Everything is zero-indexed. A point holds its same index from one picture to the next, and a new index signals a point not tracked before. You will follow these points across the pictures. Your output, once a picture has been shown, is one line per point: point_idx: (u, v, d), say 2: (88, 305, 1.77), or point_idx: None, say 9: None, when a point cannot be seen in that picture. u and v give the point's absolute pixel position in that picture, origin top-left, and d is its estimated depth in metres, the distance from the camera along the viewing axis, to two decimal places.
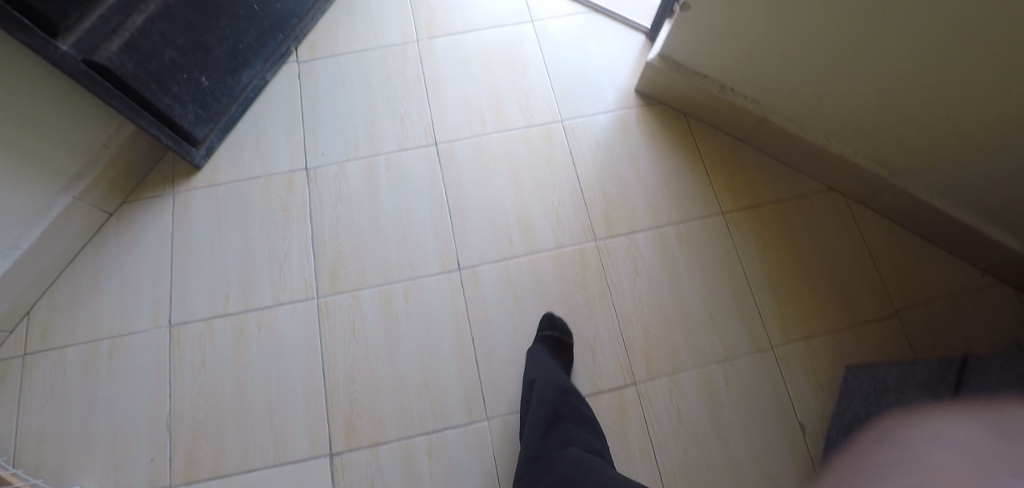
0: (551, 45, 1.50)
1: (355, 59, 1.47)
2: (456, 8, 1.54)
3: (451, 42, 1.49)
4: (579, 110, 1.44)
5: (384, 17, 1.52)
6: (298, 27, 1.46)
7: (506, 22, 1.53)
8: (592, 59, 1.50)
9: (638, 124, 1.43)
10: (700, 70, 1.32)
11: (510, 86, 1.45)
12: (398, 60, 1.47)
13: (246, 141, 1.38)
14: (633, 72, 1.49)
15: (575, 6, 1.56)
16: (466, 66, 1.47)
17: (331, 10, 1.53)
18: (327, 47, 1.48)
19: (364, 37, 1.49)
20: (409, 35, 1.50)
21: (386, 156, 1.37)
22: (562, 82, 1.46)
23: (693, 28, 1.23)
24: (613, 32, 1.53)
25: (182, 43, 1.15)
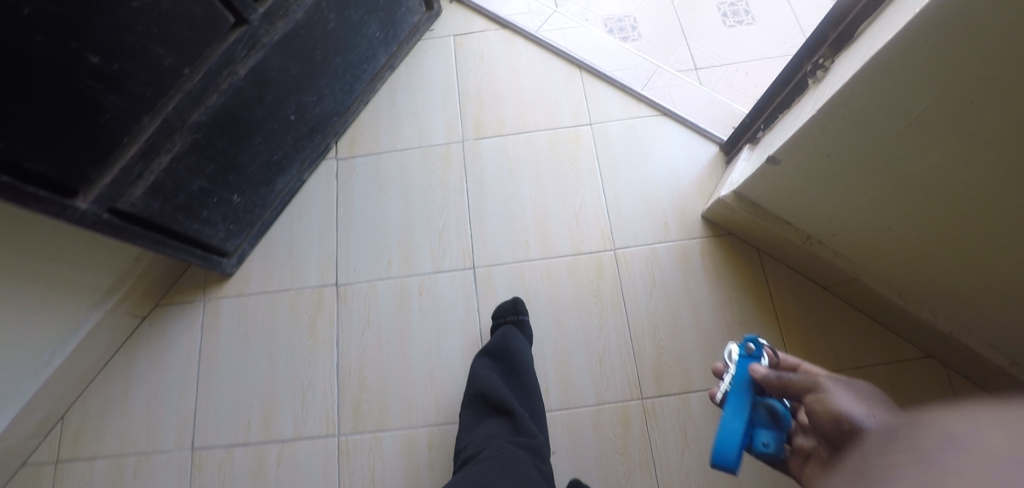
0: (610, 154, 1.35)
1: (397, 156, 1.39)
2: (507, 104, 1.41)
3: (501, 146, 1.38)
4: (634, 237, 1.29)
5: (429, 109, 1.42)
6: (340, 123, 1.38)
7: (561, 123, 1.38)
8: (654, 172, 1.33)
9: (704, 259, 1.27)
10: (783, 218, 1.13)
11: (559, 203, 1.32)
12: (440, 162, 1.37)
13: (278, 249, 1.31)
14: (700, 192, 1.32)
15: (642, 106, 1.38)
16: (515, 175, 1.35)
17: (376, 100, 1.44)
18: (368, 140, 1.40)
19: (406, 132, 1.40)
20: (455, 134, 1.39)
21: (419, 278, 1.27)
22: (617, 200, 1.32)
23: (777, 181, 1.05)
24: (681, 141, 1.35)
25: (213, 171, 1.08)
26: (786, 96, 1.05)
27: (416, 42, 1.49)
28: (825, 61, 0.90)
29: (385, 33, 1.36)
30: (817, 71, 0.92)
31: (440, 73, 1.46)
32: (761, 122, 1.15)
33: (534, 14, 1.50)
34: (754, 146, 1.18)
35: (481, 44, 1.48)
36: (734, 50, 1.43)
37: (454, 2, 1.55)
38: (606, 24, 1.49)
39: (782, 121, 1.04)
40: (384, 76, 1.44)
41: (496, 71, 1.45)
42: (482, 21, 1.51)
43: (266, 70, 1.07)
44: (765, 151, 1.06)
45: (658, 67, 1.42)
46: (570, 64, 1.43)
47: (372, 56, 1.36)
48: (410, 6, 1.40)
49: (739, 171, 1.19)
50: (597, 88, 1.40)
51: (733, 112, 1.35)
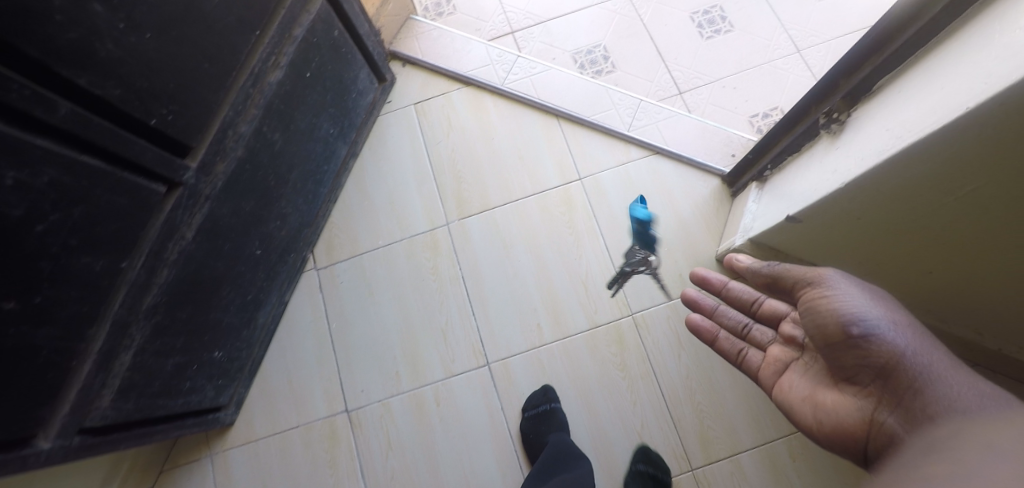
0: (608, 208, 1.25)
1: (381, 253, 1.27)
2: (487, 173, 1.30)
3: (488, 221, 1.26)
4: (649, 296, 1.19)
5: (405, 193, 1.31)
6: (312, 230, 1.26)
7: (549, 184, 1.27)
8: (658, 220, 1.23)
9: None
10: (807, 260, 1.03)
11: (564, 273, 1.22)
12: (429, 252, 1.26)
13: (276, 383, 1.21)
14: (709, 232, 1.22)
15: (632, 149, 1.28)
16: (509, 253, 1.24)
17: (346, 194, 1.31)
18: (346, 241, 1.29)
19: (386, 224, 1.29)
20: (438, 217, 1.28)
21: (433, 387, 1.18)
22: (625, 259, 1.22)
23: (797, 234, 0.94)
24: (679, 179, 1.25)
25: (184, 342, 0.97)
26: (790, 140, 0.94)
27: (376, 119, 1.36)
28: (839, 115, 0.79)
29: (340, 125, 1.23)
30: (829, 124, 0.81)
31: (408, 150, 1.34)
32: (766, 161, 1.04)
33: (498, 63, 1.37)
34: (761, 184, 1.09)
35: (445, 108, 1.35)
36: (716, 64, 1.34)
37: (407, 64, 1.40)
38: (576, 59, 1.38)
39: (793, 167, 0.94)
40: (349, 166, 1.32)
41: (467, 137, 1.33)
42: (443, 82, 1.38)
43: (217, 220, 0.94)
44: (778, 203, 0.96)
45: (641, 100, 1.32)
46: (547, 114, 1.33)
47: (331, 153, 1.23)
48: (361, 87, 1.26)
49: (750, 214, 1.08)
50: (580, 136, 1.30)
51: (729, 137, 1.26)
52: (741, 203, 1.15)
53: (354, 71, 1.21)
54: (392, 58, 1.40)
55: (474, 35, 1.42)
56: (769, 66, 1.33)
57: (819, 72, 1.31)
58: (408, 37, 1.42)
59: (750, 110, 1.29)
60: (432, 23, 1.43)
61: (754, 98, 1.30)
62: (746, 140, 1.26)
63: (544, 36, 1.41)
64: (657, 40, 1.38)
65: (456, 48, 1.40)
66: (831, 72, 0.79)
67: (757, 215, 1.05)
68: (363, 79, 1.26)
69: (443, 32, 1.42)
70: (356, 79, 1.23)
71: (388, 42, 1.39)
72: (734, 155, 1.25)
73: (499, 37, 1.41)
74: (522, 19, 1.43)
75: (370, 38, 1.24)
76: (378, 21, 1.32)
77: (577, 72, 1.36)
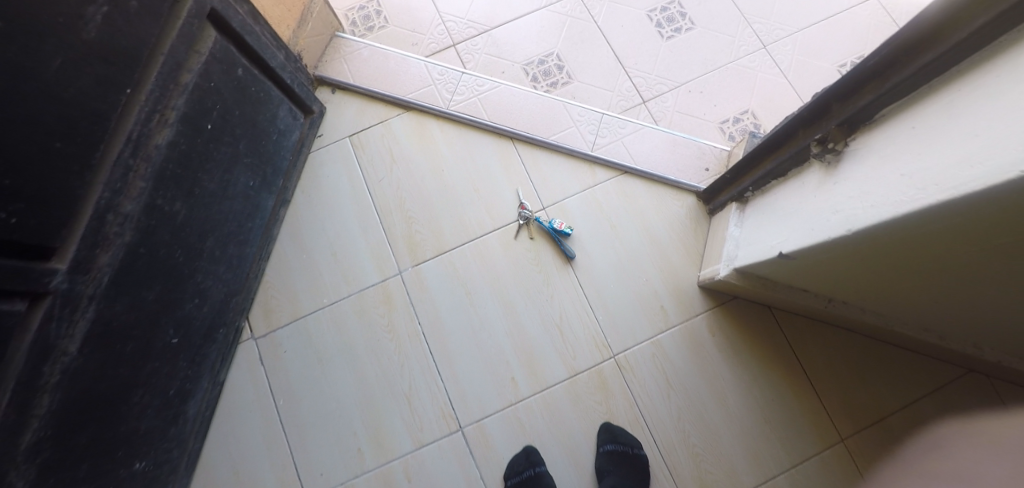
0: (578, 239, 1.13)
1: (326, 313, 1.12)
2: (440, 210, 1.15)
3: (445, 266, 1.12)
4: (632, 336, 1.07)
5: (348, 241, 1.15)
6: (243, 295, 1.09)
7: (511, 217, 1.14)
8: (632, 248, 1.12)
9: (714, 336, 1.07)
10: (801, 287, 0.93)
11: (536, 317, 1.09)
12: (382, 307, 1.11)
13: (220, 477, 1.05)
14: (689, 256, 1.11)
15: (597, 172, 1.16)
16: (473, 300, 1.10)
17: (280, 248, 1.15)
18: (286, 302, 1.13)
19: (330, 279, 1.13)
20: (388, 266, 1.13)
21: (402, 462, 1.04)
22: (602, 295, 1.09)
23: (791, 271, 0.83)
24: (651, 200, 1.14)
25: (90, 469, 0.81)
26: (778, 161, 0.82)
27: (307, 157, 1.18)
28: (834, 145, 0.67)
29: (263, 174, 1.05)
30: (822, 153, 0.69)
31: (347, 191, 1.17)
32: (748, 181, 0.93)
33: (441, 83, 1.21)
34: (744, 205, 0.98)
35: (385, 139, 1.19)
36: (681, 68, 1.25)
37: (337, 90, 1.22)
38: (528, 71, 1.25)
39: (779, 193, 0.83)
40: (279, 216, 1.14)
41: (414, 170, 1.17)
42: (380, 108, 1.21)
43: (111, 322, 0.78)
44: (766, 233, 0.84)
45: (603, 114, 1.20)
46: (501, 137, 1.19)
47: (256, 207, 1.05)
48: (283, 126, 1.07)
49: (733, 240, 0.97)
50: (539, 159, 1.17)
51: (702, 148, 1.17)
52: (722, 225, 1.04)
53: (271, 111, 1.03)
54: (318, 84, 1.22)
55: (410, 51, 1.25)
56: (735, 65, 1.26)
57: (787, 69, 1.26)
58: (334, 58, 1.23)
59: (720, 115, 1.21)
60: (361, 41, 1.25)
61: (723, 103, 1.22)
62: (719, 151, 1.17)
63: (490, 47, 1.26)
64: (614, 44, 1.27)
65: (392, 67, 1.22)
66: (828, 92, 0.66)
67: (744, 242, 0.94)
68: (285, 116, 1.07)
69: (375, 50, 1.24)
70: (275, 117, 1.04)
71: (312, 66, 1.20)
72: (709, 169, 1.15)
73: (440, 51, 1.25)
74: (464, 28, 1.28)
75: (286, 68, 1.05)
76: (297, 45, 1.12)
77: (531, 86, 1.23)
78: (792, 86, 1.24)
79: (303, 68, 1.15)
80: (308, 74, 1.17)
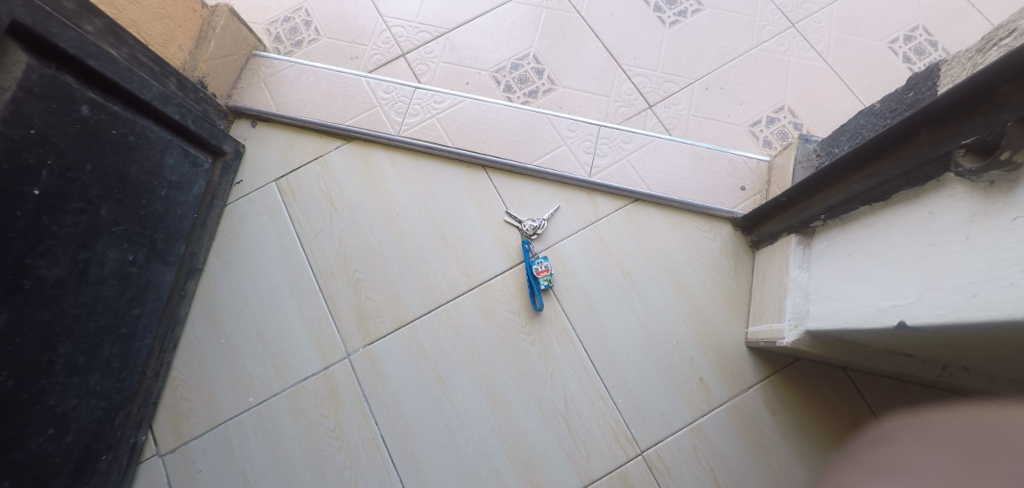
0: (580, 293, 0.85)
1: (255, 417, 0.84)
2: (396, 268, 0.87)
3: (407, 344, 0.84)
4: (664, 422, 0.80)
5: (280, 317, 0.87)
6: (138, 404, 0.81)
7: (490, 271, 0.87)
8: (653, 301, 0.84)
9: (777, 416, 0.79)
10: (901, 352, 0.66)
11: (533, 405, 0.81)
12: (326, 405, 0.83)
13: None
14: (730, 306, 0.84)
15: (598, 201, 0.89)
16: (446, 388, 0.82)
17: (192, 332, 0.87)
18: (201, 406, 0.85)
19: (257, 370, 0.86)
20: (333, 348, 0.85)
21: None
22: (617, 369, 0.82)
23: (905, 338, 0.56)
24: (673, 235, 0.87)
25: None
26: (879, 178, 0.56)
27: (222, 211, 0.91)
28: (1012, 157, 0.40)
29: (148, 243, 0.77)
30: (984, 169, 0.43)
31: (276, 251, 0.90)
32: (820, 205, 0.65)
33: (388, 103, 0.96)
34: (813, 239, 0.71)
35: (321, 181, 0.92)
36: (692, 59, 0.99)
37: (259, 122, 0.96)
38: (499, 79, 0.98)
39: (884, 225, 0.57)
40: (187, 290, 0.87)
41: (360, 218, 0.90)
42: (313, 141, 0.95)
43: None
44: (870, 286, 0.57)
45: (599, 126, 0.94)
46: (470, 165, 0.92)
47: (144, 287, 0.78)
48: (177, 177, 0.80)
49: (800, 289, 0.70)
50: (521, 191, 0.90)
51: (732, 161, 0.90)
52: (776, 265, 0.76)
53: (153, 158, 0.75)
54: (236, 117, 0.96)
55: (349, 66, 1.00)
56: (760, 51, 0.99)
57: (825, 51, 0.98)
58: (253, 83, 0.98)
59: (749, 116, 0.94)
60: (287, 59, 1.00)
61: (751, 99, 0.95)
62: (755, 162, 0.90)
63: (449, 54, 1.00)
64: (605, 36, 1.01)
65: (325, 88, 0.97)
66: (994, 65, 0.40)
67: (822, 292, 0.66)
68: (178, 164, 0.79)
69: (304, 69, 0.99)
70: (162, 166, 0.77)
71: (224, 95, 0.95)
72: (745, 188, 0.88)
73: (386, 64, 1.00)
74: (415, 33, 1.02)
75: (173, 99, 0.77)
76: (196, 70, 0.88)
77: (504, 97, 0.97)
78: (836, 72, 0.97)
79: (201, 97, 0.88)
80: (209, 104, 0.90)
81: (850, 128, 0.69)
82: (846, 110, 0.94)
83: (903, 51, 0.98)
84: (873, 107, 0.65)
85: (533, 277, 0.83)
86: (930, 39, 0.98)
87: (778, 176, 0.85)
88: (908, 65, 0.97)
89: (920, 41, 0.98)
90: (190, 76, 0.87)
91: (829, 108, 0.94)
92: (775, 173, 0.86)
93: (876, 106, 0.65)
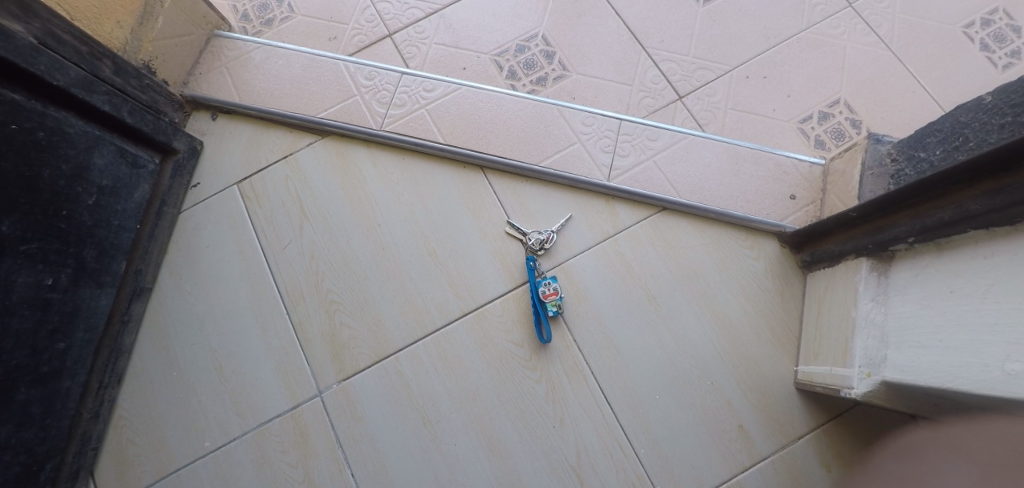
0: (596, 322, 0.71)
1: (210, 465, 0.69)
2: (377, 289, 0.74)
3: (389, 380, 0.71)
4: (696, 479, 0.66)
5: (240, 345, 0.73)
6: (72, 452, 0.67)
7: (488, 294, 0.73)
8: (683, 331, 0.70)
9: (831, 473, 0.65)
10: None
11: (539, 458, 0.67)
12: (294, 451, 0.69)
13: None
14: (775, 339, 0.70)
15: (618, 210, 0.75)
16: (436, 433, 0.69)
17: (140, 363, 0.73)
18: (149, 451, 0.70)
19: (213, 409, 0.71)
20: (304, 384, 0.71)
21: None
22: (640, 414, 0.68)
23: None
24: (707, 252, 0.73)
25: None
26: (1010, 194, 0.41)
27: (175, 220, 0.77)
28: None
29: (73, 262, 0.64)
30: None
31: (237, 267, 0.76)
32: (909, 224, 0.51)
33: (370, 92, 0.82)
34: (891, 264, 0.57)
35: (291, 183, 0.78)
36: (730, 43, 0.84)
37: (220, 114, 0.82)
38: (502, 64, 0.84)
39: (1011, 258, 0.43)
40: (133, 315, 0.73)
41: (336, 228, 0.76)
42: (283, 136, 0.81)
43: None
44: (989, 339, 0.43)
45: (619, 120, 0.79)
46: (465, 166, 0.78)
47: (70, 316, 0.64)
48: (109, 180, 0.67)
49: (874, 330, 0.56)
50: (526, 198, 0.76)
51: (778, 164, 0.76)
52: (838, 294, 0.63)
53: (73, 158, 0.62)
54: (193, 108, 0.82)
55: (326, 48, 0.85)
56: (809, 33, 0.84)
57: (888, 35, 0.83)
58: (213, 68, 0.84)
59: (798, 110, 0.79)
60: (254, 40, 0.86)
61: (799, 91, 0.80)
62: (806, 165, 0.76)
63: (444, 34, 0.86)
64: (626, 15, 0.86)
65: (298, 75, 0.83)
66: None
67: (906, 336, 0.52)
68: (110, 165, 0.67)
69: (274, 52, 0.85)
70: (89, 168, 0.64)
71: (178, 82, 0.81)
72: (794, 197, 0.74)
73: (370, 46, 0.85)
74: (403, 10, 0.88)
75: (98, 87, 0.65)
76: (140, 51, 0.73)
77: (507, 85, 0.82)
78: (901, 58, 0.81)
79: (147, 85, 0.74)
80: (158, 93, 0.76)
81: (945, 127, 0.56)
82: (915, 104, 0.78)
83: (980, 36, 0.82)
84: (983, 100, 0.51)
85: (539, 301, 0.70)
86: (1012, 23, 0.82)
87: (836, 183, 0.71)
88: (986, 54, 0.80)
89: (999, 25, 0.82)
90: (132, 59, 0.73)
91: (894, 101, 0.79)
92: (832, 180, 0.72)
93: (987, 98, 0.50)
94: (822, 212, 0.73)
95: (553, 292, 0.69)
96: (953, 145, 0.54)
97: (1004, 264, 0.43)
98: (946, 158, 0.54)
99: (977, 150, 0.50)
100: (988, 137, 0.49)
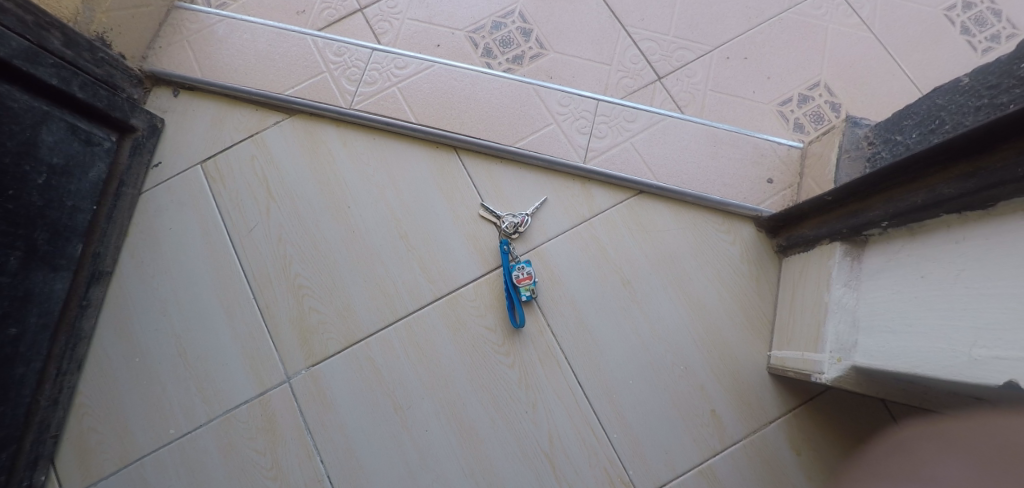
0: (570, 307, 0.70)
1: (175, 452, 0.68)
2: (347, 274, 0.72)
3: (359, 367, 0.69)
4: (668, 464, 0.66)
5: (204, 331, 0.71)
6: (30, 440, 0.64)
7: (461, 278, 0.71)
8: (658, 316, 0.70)
9: (801, 456, 0.65)
10: None
11: (511, 443, 0.66)
12: (261, 438, 0.67)
13: None
14: (749, 324, 0.70)
15: (593, 193, 0.74)
16: (407, 419, 0.68)
17: (101, 348, 0.70)
18: (112, 438, 0.68)
19: (178, 396, 0.69)
20: (271, 370, 0.70)
21: None
22: (613, 399, 0.68)
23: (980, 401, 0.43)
24: (683, 236, 0.72)
25: None
26: (984, 178, 0.40)
27: (135, 201, 0.74)
28: None
29: (23, 245, 0.61)
30: None
31: (202, 250, 0.73)
32: (883, 208, 0.51)
33: (339, 69, 0.79)
34: (865, 249, 0.56)
35: (257, 164, 0.75)
36: (711, 23, 0.82)
37: (182, 91, 0.78)
38: (477, 42, 0.81)
39: (980, 243, 0.42)
40: (92, 299, 0.70)
41: (303, 210, 0.74)
42: (248, 114, 0.78)
43: None
44: (957, 324, 0.43)
45: (596, 100, 0.77)
46: (438, 147, 0.76)
47: (22, 300, 0.61)
48: (61, 158, 0.64)
49: (846, 314, 0.56)
50: (499, 180, 0.74)
51: (757, 146, 0.75)
52: (812, 278, 0.62)
53: (19, 134, 0.59)
54: (154, 84, 0.79)
55: (294, 22, 0.82)
56: (792, 14, 0.82)
57: (870, 17, 0.81)
58: (174, 42, 0.80)
59: (777, 92, 0.78)
60: (218, 13, 0.82)
61: (780, 72, 0.79)
62: (785, 149, 0.75)
63: (417, 9, 0.83)
64: None
65: (264, 50, 0.79)
66: None
67: (877, 321, 0.52)
68: (60, 142, 0.63)
69: (238, 26, 0.81)
70: (37, 145, 0.61)
71: (137, 56, 0.78)
72: (772, 181, 0.73)
73: (340, 21, 0.82)
74: None
75: (45, 58, 0.62)
76: (93, 22, 0.69)
77: (483, 63, 0.80)
78: (882, 41, 0.80)
79: (101, 58, 0.70)
80: (114, 67, 0.73)
81: (922, 110, 0.55)
82: (895, 88, 0.78)
83: (961, 20, 0.81)
84: (960, 82, 0.50)
85: (511, 286, 0.68)
86: (993, 6, 0.81)
87: (813, 167, 0.70)
88: (966, 37, 0.80)
89: (981, 9, 0.81)
90: (85, 30, 0.69)
91: (874, 85, 0.78)
92: (809, 164, 0.72)
93: (965, 80, 0.49)
94: (799, 196, 0.72)
95: (526, 277, 0.68)
96: (928, 128, 0.53)
97: (975, 246, 0.42)
98: (922, 142, 0.53)
99: (953, 133, 0.49)
100: (964, 120, 0.48)
